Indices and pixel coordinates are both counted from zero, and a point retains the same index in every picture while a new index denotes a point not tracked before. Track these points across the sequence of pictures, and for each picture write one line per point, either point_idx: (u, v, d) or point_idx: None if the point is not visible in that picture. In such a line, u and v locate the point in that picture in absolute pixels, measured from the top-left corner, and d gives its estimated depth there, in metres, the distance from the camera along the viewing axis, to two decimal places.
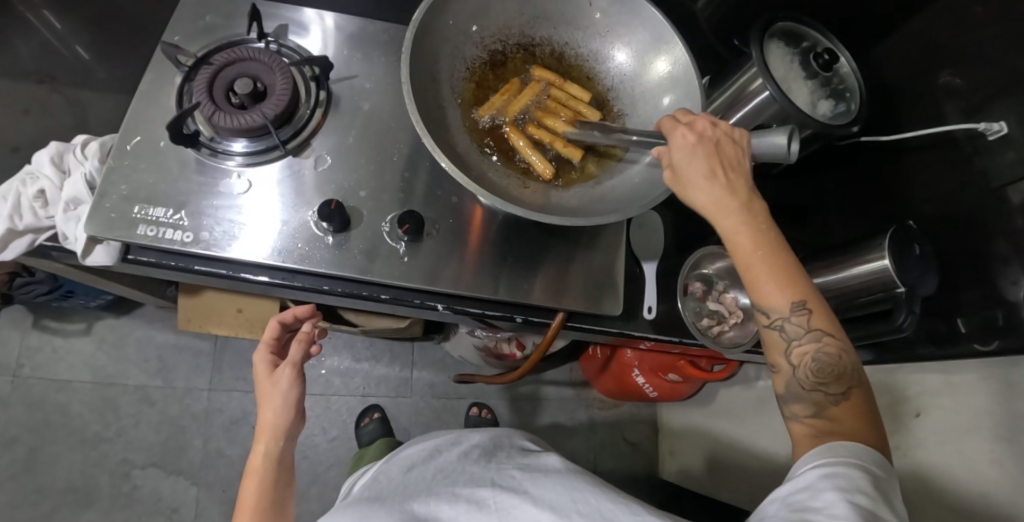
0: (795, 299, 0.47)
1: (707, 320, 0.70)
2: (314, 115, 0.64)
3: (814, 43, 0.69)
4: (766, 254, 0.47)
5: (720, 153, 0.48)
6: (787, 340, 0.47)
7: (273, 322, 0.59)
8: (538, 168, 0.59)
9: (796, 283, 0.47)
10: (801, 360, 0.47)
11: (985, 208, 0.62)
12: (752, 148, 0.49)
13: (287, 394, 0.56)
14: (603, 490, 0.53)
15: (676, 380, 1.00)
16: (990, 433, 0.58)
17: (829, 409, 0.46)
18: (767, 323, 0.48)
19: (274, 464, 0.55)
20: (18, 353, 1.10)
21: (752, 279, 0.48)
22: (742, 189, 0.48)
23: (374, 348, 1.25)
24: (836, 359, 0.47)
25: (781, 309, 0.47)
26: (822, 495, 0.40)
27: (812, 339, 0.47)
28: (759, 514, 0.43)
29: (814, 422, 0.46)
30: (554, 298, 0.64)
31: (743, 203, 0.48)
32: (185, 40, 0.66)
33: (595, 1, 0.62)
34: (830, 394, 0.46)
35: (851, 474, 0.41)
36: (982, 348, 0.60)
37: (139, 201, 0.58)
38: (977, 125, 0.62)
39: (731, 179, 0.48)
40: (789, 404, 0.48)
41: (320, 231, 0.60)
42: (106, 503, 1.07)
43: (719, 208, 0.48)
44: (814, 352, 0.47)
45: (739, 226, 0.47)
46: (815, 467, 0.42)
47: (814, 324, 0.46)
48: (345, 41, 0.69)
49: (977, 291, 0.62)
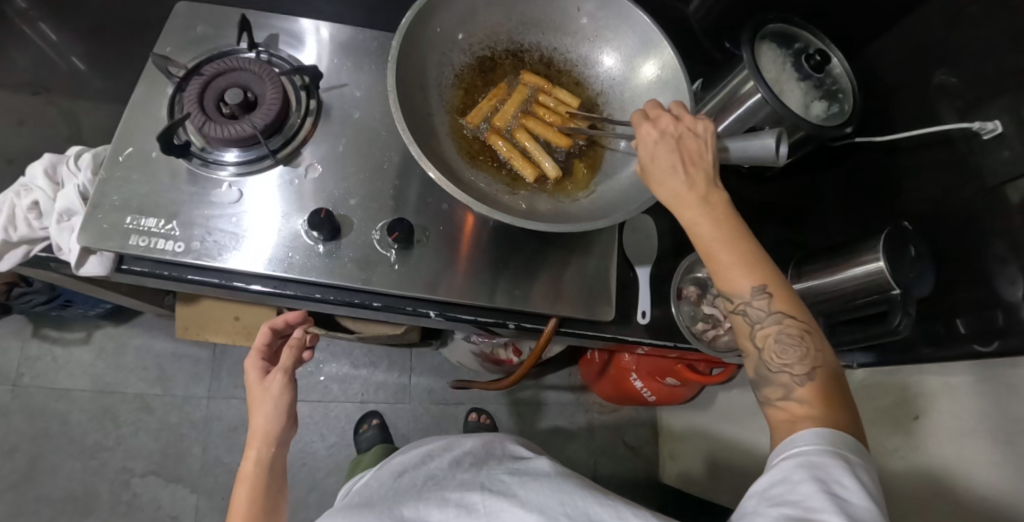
0: (756, 283, 0.46)
1: (702, 324, 0.69)
2: (304, 123, 0.64)
3: (806, 45, 0.68)
4: (726, 241, 0.46)
5: (678, 144, 0.48)
6: (750, 324, 0.47)
7: (266, 328, 0.59)
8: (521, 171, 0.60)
9: (757, 266, 0.46)
10: (766, 343, 0.47)
11: (983, 208, 0.61)
12: (715, 139, 0.48)
13: (279, 399, 0.56)
14: (594, 493, 0.53)
15: (674, 384, 0.99)
16: (989, 436, 0.58)
17: (797, 391, 0.45)
18: (731, 309, 0.48)
19: (265, 471, 0.55)
20: (18, 363, 1.11)
21: (715, 266, 0.47)
22: (700, 177, 0.47)
23: (372, 355, 1.25)
24: (800, 341, 0.46)
25: (743, 294, 0.46)
26: (798, 487, 0.40)
27: (774, 322, 0.46)
28: (741, 509, 0.43)
29: (786, 405, 0.46)
30: (547, 304, 0.64)
31: (701, 194, 0.47)
32: (176, 51, 0.66)
33: (582, 6, 0.62)
34: (797, 376, 0.45)
35: (826, 460, 0.41)
36: (982, 349, 0.60)
37: (131, 211, 0.59)
38: (971, 124, 0.62)
39: (690, 169, 0.47)
40: (761, 388, 0.48)
41: (312, 240, 0.60)
42: (105, 511, 1.07)
43: (678, 200, 0.47)
44: (777, 334, 0.46)
45: (697, 215, 0.47)
46: (791, 456, 0.42)
47: (775, 307, 0.46)
48: (336, 50, 0.69)
49: (974, 292, 0.61)
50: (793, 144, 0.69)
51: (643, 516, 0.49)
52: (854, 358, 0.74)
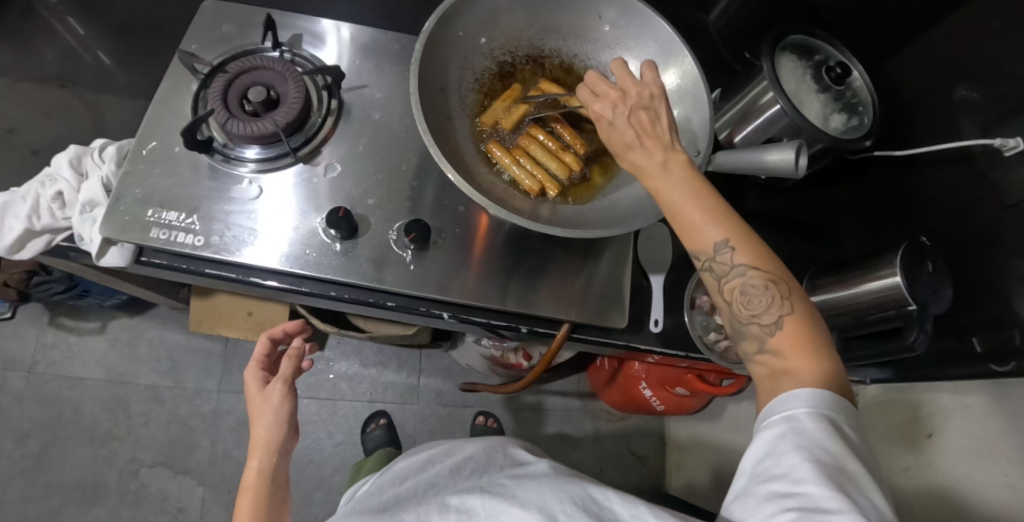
0: (718, 238, 0.45)
1: (714, 334, 0.68)
2: (325, 123, 0.65)
3: (826, 57, 0.68)
4: (684, 205, 0.45)
5: (630, 109, 0.47)
6: (717, 279, 0.46)
7: (264, 339, 0.61)
8: (523, 186, 0.59)
9: (717, 221, 0.45)
10: (734, 296, 0.45)
11: (1002, 225, 0.61)
12: (665, 97, 0.47)
13: (279, 409, 0.57)
14: (595, 489, 0.53)
15: (683, 394, 0.99)
16: (1006, 458, 0.57)
17: (768, 341, 0.43)
18: (699, 266, 0.47)
19: (266, 482, 0.55)
20: (34, 350, 1.13)
21: (681, 227, 0.46)
22: (657, 141, 0.46)
23: (381, 355, 1.26)
24: (767, 291, 0.44)
25: (706, 249, 0.45)
26: (784, 459, 0.39)
27: (738, 274, 0.45)
28: (733, 488, 0.42)
29: (763, 359, 0.44)
30: (558, 310, 0.64)
31: (656, 156, 0.46)
32: (201, 48, 0.67)
33: (604, 14, 0.62)
34: (767, 326, 0.44)
35: (808, 424, 0.39)
36: (998, 369, 0.59)
37: (152, 204, 0.59)
38: (992, 140, 0.61)
39: (641, 127, 0.47)
40: (739, 344, 0.46)
41: (329, 238, 0.61)
42: (113, 500, 1.09)
43: (635, 164, 0.47)
44: (742, 286, 0.44)
45: (654, 180, 0.46)
46: (773, 424, 0.41)
47: (739, 258, 0.44)
48: (358, 51, 0.69)
49: (992, 311, 0.60)
50: (811, 156, 0.68)
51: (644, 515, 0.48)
52: (866, 374, 0.73)
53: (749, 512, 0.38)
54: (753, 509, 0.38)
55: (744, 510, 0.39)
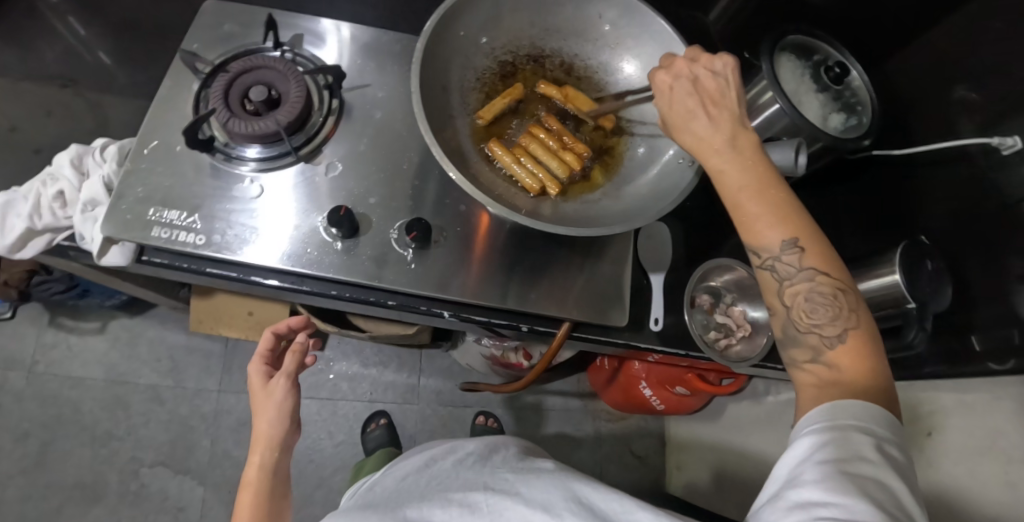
0: (785, 236, 0.45)
1: (714, 333, 0.69)
2: (326, 122, 0.65)
3: (826, 57, 0.68)
4: (753, 189, 0.46)
5: (700, 93, 0.49)
6: (779, 281, 0.46)
7: (268, 333, 0.61)
8: (524, 184, 0.59)
9: (788, 219, 0.45)
10: (795, 302, 0.46)
11: (1001, 224, 0.61)
12: (735, 77, 0.49)
13: (282, 403, 0.57)
14: (597, 486, 0.53)
15: (683, 393, 0.99)
16: (1006, 455, 0.57)
17: (826, 353, 0.44)
18: (759, 265, 0.47)
19: (267, 477, 0.55)
20: (34, 350, 1.13)
21: (742, 217, 0.47)
22: (727, 120, 0.48)
23: (382, 354, 1.26)
24: (834, 301, 0.44)
25: (772, 247, 0.45)
26: (817, 467, 0.38)
27: (805, 279, 0.45)
28: (761, 502, 0.41)
29: (814, 368, 0.44)
30: (559, 309, 0.64)
31: (728, 136, 0.47)
32: (202, 48, 0.68)
33: (604, 13, 0.63)
34: (827, 338, 0.44)
35: (842, 435, 0.39)
36: (997, 367, 0.59)
37: (154, 203, 0.60)
38: (991, 139, 0.62)
39: (714, 114, 0.48)
40: (789, 350, 0.46)
41: (330, 237, 0.61)
42: (114, 500, 1.08)
43: (706, 143, 0.48)
44: (808, 292, 0.45)
45: (723, 161, 0.47)
46: (807, 435, 0.41)
47: (807, 262, 0.45)
48: (359, 51, 0.70)
49: (991, 309, 0.61)
50: (811, 155, 0.69)
51: (648, 510, 0.49)
52: None
53: (777, 517, 0.38)
54: (781, 515, 0.38)
55: (771, 515, 0.38)
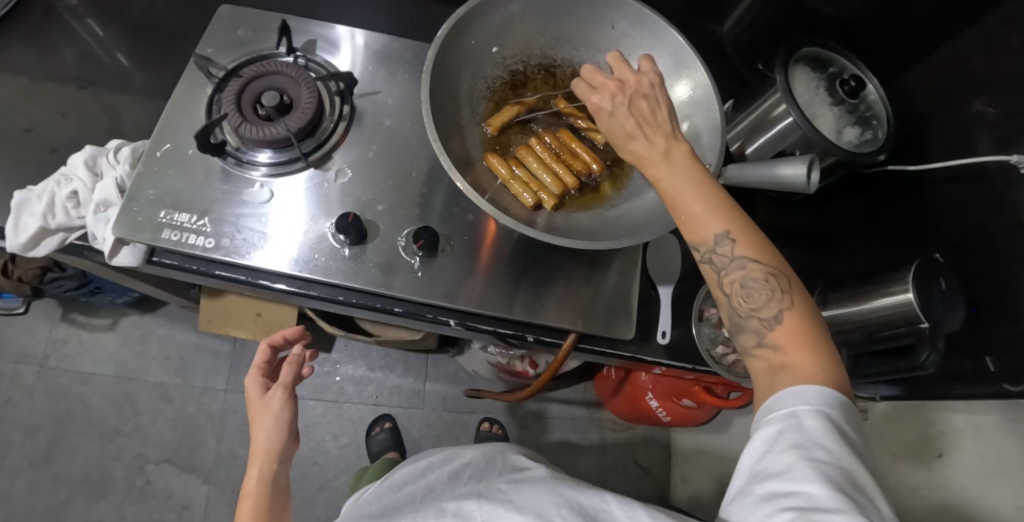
0: (717, 229, 0.44)
1: (722, 348, 0.68)
2: (337, 128, 0.65)
3: (840, 69, 0.68)
4: (685, 193, 0.45)
5: (633, 106, 0.47)
6: (717, 272, 0.45)
7: (264, 347, 0.61)
8: (520, 197, 0.58)
9: (716, 211, 0.44)
10: (733, 289, 0.45)
11: (1013, 243, 0.60)
12: (664, 92, 0.48)
13: (278, 416, 0.57)
14: (590, 492, 0.52)
15: (689, 405, 0.98)
16: (1016, 480, 0.55)
17: (768, 334, 0.43)
18: (698, 259, 0.46)
19: (267, 489, 0.55)
20: (46, 344, 1.14)
21: (679, 220, 0.46)
22: (658, 131, 0.46)
23: (388, 358, 1.26)
24: (767, 284, 0.43)
25: (706, 242, 0.44)
26: (779, 458, 0.38)
27: (738, 266, 0.44)
28: (730, 493, 0.41)
29: (762, 353, 0.43)
30: (565, 320, 0.64)
31: (659, 145, 0.46)
32: (216, 52, 0.68)
33: (616, 24, 0.62)
34: (767, 319, 0.43)
35: (805, 421, 0.38)
36: (1011, 388, 0.57)
37: (165, 205, 0.60)
38: (1009, 156, 0.60)
39: (644, 126, 0.46)
40: (739, 339, 0.45)
41: (338, 243, 0.61)
42: (119, 496, 1.09)
43: (640, 158, 0.46)
44: (741, 279, 0.44)
45: (659, 169, 0.45)
46: (769, 424, 0.40)
47: (739, 251, 0.44)
48: (371, 57, 0.70)
49: (1005, 330, 0.59)
50: (823, 169, 0.68)
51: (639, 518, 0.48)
52: (877, 391, 0.71)
53: (745, 513, 0.38)
54: (750, 509, 0.38)
55: (740, 511, 0.38)
